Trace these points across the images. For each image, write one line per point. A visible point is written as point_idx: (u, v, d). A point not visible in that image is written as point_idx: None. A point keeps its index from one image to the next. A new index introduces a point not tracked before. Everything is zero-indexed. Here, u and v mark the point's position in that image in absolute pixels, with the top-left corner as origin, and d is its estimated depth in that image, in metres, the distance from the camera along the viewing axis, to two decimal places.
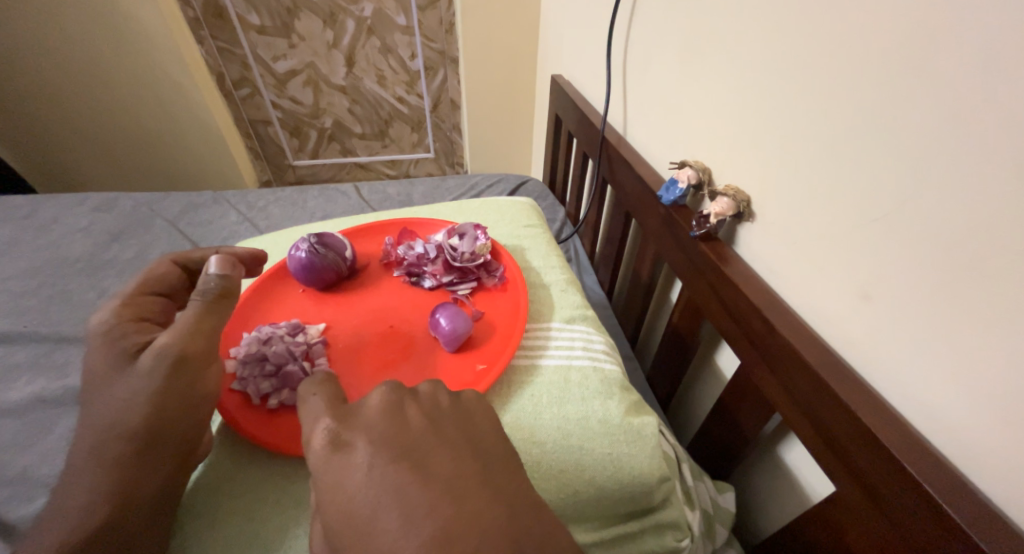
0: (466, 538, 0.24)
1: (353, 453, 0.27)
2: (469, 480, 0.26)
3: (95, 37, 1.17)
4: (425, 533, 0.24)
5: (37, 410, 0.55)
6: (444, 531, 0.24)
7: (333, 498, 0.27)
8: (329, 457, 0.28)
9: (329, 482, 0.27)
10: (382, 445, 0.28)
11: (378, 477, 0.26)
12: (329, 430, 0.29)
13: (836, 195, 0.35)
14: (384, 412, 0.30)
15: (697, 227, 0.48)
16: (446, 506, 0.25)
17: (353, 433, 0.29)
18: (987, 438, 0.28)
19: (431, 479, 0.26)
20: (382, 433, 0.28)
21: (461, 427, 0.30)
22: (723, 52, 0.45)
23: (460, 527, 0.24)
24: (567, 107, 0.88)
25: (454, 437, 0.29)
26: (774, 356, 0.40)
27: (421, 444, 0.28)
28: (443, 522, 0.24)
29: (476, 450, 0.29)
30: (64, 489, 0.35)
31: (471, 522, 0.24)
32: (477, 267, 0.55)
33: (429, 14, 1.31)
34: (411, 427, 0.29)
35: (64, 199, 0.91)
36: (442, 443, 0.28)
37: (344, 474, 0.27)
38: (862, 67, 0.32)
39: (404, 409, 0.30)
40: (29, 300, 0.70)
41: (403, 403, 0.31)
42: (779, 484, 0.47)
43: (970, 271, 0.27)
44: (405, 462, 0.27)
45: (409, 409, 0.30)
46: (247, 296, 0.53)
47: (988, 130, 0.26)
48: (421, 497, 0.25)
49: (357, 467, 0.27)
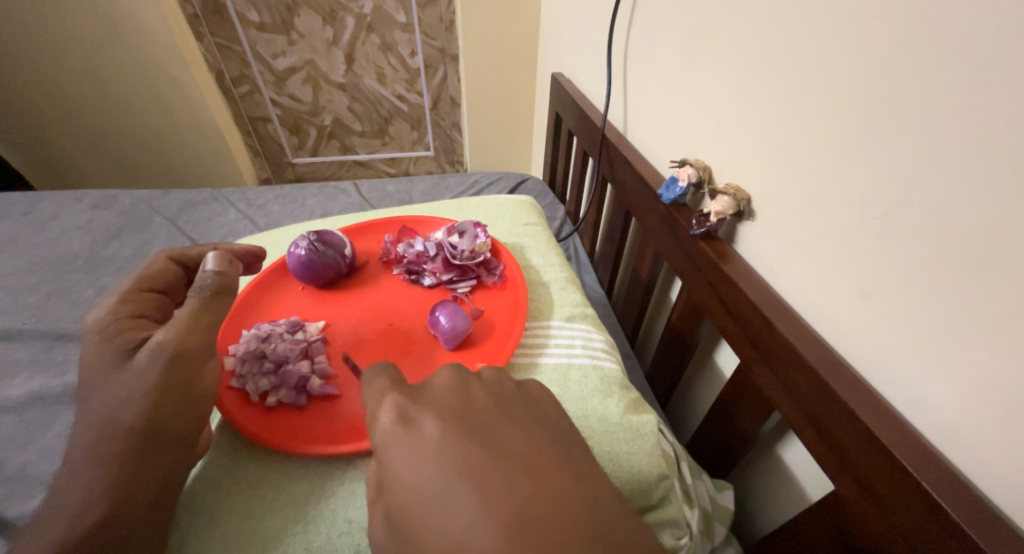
0: (541, 513, 0.24)
1: (425, 428, 0.28)
2: (542, 459, 0.27)
3: (93, 33, 1.17)
4: (499, 507, 0.24)
5: (36, 407, 0.55)
6: (519, 506, 0.24)
7: (400, 472, 0.27)
8: (397, 433, 0.28)
9: (397, 456, 0.27)
10: (454, 423, 0.28)
11: (452, 451, 0.26)
12: (399, 406, 0.30)
13: (836, 194, 0.35)
14: (451, 393, 0.31)
15: (697, 226, 0.48)
16: (521, 482, 0.25)
17: (421, 411, 0.29)
18: (987, 437, 0.28)
19: (504, 456, 0.26)
20: (453, 412, 0.29)
21: (525, 409, 0.31)
22: (724, 50, 0.45)
23: (535, 503, 0.24)
24: (567, 105, 0.87)
25: (521, 418, 0.30)
26: (773, 355, 0.40)
27: (490, 424, 0.29)
28: (517, 497, 0.24)
29: (544, 433, 0.29)
30: (60, 487, 0.35)
31: (545, 499, 0.24)
32: (476, 266, 0.55)
33: (429, 11, 1.30)
34: (479, 408, 0.30)
35: (63, 196, 0.90)
36: (509, 424, 0.29)
37: (414, 447, 0.27)
38: (863, 67, 0.32)
39: (470, 392, 0.31)
40: (28, 297, 0.70)
41: (469, 386, 0.31)
42: (779, 482, 0.47)
43: (969, 270, 0.27)
44: (477, 439, 0.27)
45: (475, 391, 0.31)
46: (247, 294, 0.53)
47: (989, 131, 0.26)
48: (495, 472, 0.25)
49: (429, 441, 0.27)
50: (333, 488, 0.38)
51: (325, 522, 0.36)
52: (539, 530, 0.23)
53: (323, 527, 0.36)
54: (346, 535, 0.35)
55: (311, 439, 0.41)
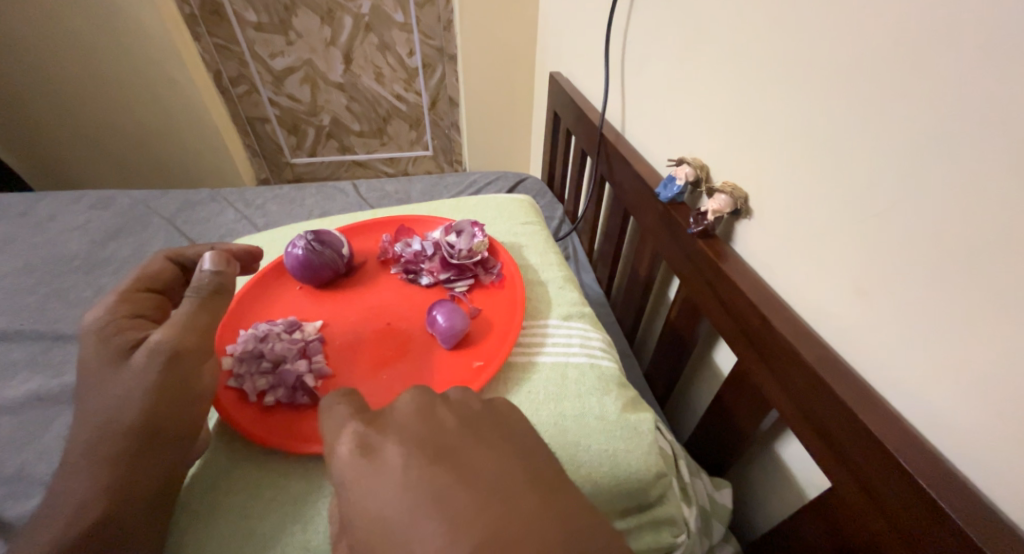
0: (511, 536, 0.23)
1: (387, 456, 0.27)
2: (511, 479, 0.26)
3: (91, 34, 1.16)
4: (467, 535, 0.23)
5: (34, 408, 0.55)
6: (488, 530, 0.23)
7: (365, 507, 0.26)
8: (359, 465, 0.27)
9: (360, 490, 0.26)
10: (416, 448, 0.27)
11: (415, 479, 0.26)
12: (358, 435, 0.29)
13: (833, 193, 0.35)
14: (413, 415, 0.30)
15: (694, 225, 0.48)
16: (488, 505, 0.24)
17: (383, 438, 0.28)
18: (984, 434, 0.28)
19: (469, 478, 0.26)
20: (416, 437, 0.28)
21: (493, 424, 0.30)
22: (721, 48, 0.45)
23: (505, 526, 0.23)
24: (565, 105, 0.87)
25: (487, 436, 0.29)
26: (770, 353, 0.40)
27: (456, 446, 0.28)
28: (484, 522, 0.23)
29: (513, 448, 0.28)
30: (58, 487, 0.35)
31: (513, 521, 0.23)
32: (474, 265, 0.55)
33: (427, 11, 1.30)
34: (445, 430, 0.29)
35: (62, 196, 0.90)
36: (476, 444, 0.28)
37: (375, 479, 0.26)
38: (859, 65, 0.32)
39: (436, 412, 0.30)
40: (26, 298, 0.70)
41: (433, 406, 0.31)
42: (777, 480, 0.47)
43: (965, 268, 0.27)
44: (441, 463, 0.26)
45: (439, 410, 0.30)
46: (244, 294, 0.53)
47: (984, 129, 0.26)
48: (461, 497, 0.24)
49: (392, 470, 0.26)
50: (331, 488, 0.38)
51: (323, 521, 0.36)
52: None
53: (321, 527, 0.36)
54: None
55: (309, 439, 0.41)
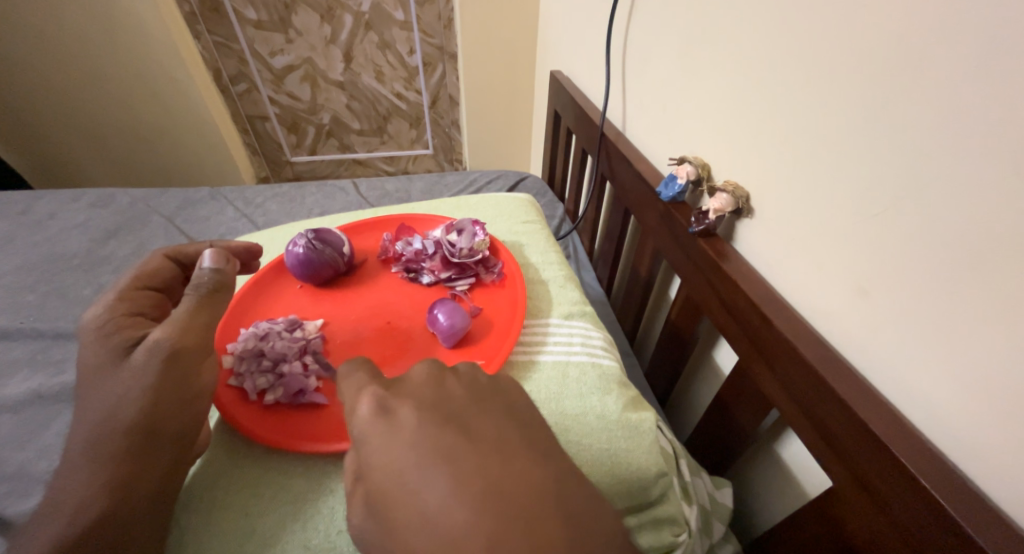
0: (513, 492, 0.24)
1: (401, 416, 0.28)
2: (514, 445, 0.26)
3: (90, 31, 1.16)
4: (471, 490, 0.23)
5: (35, 407, 0.55)
6: (491, 486, 0.24)
7: (376, 462, 0.26)
8: (374, 422, 0.28)
9: (373, 446, 0.27)
10: (428, 411, 0.28)
11: (427, 437, 0.26)
12: (376, 397, 0.29)
13: (835, 191, 0.35)
14: (426, 383, 0.30)
15: (696, 224, 0.48)
16: (492, 465, 0.25)
17: (398, 400, 0.29)
18: (986, 434, 0.28)
19: (478, 441, 0.26)
20: (429, 401, 0.29)
21: (501, 397, 0.30)
22: (723, 47, 0.45)
23: (506, 483, 0.24)
24: (566, 103, 0.87)
25: (496, 406, 0.29)
26: (771, 352, 0.40)
27: (465, 412, 0.28)
28: (489, 480, 0.24)
29: (520, 420, 0.29)
30: (58, 485, 0.35)
31: (515, 480, 0.24)
32: (475, 263, 0.55)
33: (428, 9, 1.30)
34: (455, 397, 0.29)
35: (62, 194, 0.90)
36: (485, 411, 0.29)
37: (390, 436, 0.27)
38: (862, 63, 0.32)
39: (446, 382, 0.31)
40: (26, 296, 0.70)
41: (444, 377, 0.31)
42: (778, 479, 0.47)
43: (968, 267, 0.27)
44: (452, 426, 0.27)
45: (451, 381, 0.31)
46: (245, 292, 0.53)
47: (988, 127, 0.26)
48: (470, 457, 0.25)
49: (405, 430, 0.27)
50: (332, 486, 0.38)
51: (323, 520, 0.36)
52: (511, 515, 0.23)
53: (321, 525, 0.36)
54: (344, 532, 0.35)
55: (310, 437, 0.41)
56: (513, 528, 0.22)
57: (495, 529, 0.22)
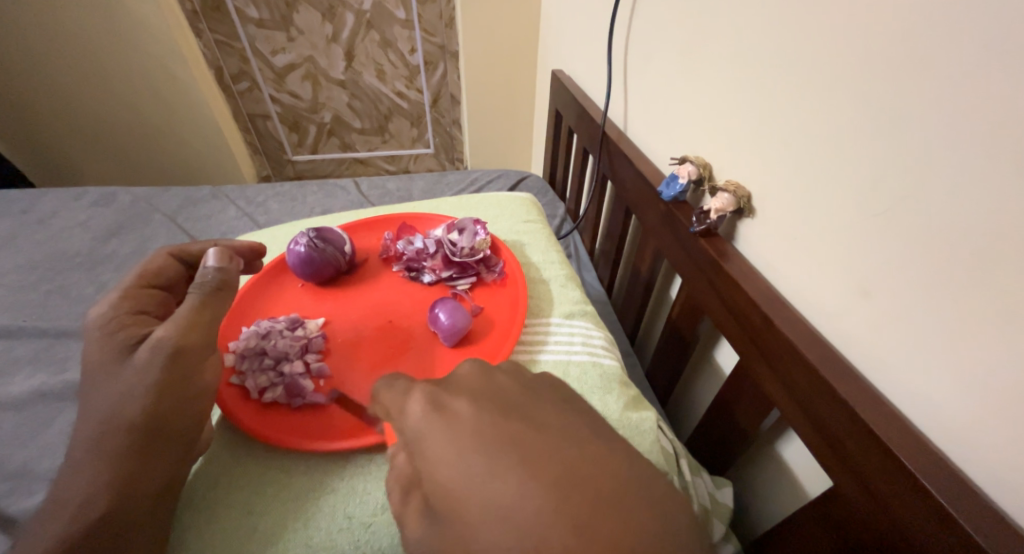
0: (590, 475, 0.23)
1: (459, 410, 0.27)
2: (583, 431, 0.26)
3: (91, 29, 1.16)
4: (548, 476, 0.23)
5: (37, 405, 0.55)
6: (569, 473, 0.23)
7: (438, 458, 0.25)
8: (430, 419, 0.27)
9: (433, 443, 0.26)
10: (486, 404, 0.28)
11: (491, 428, 0.26)
12: (427, 395, 0.29)
13: (834, 193, 0.35)
14: (474, 377, 0.30)
15: (697, 223, 0.48)
16: (562, 450, 0.24)
17: (451, 396, 0.29)
18: (989, 436, 0.28)
19: (543, 429, 0.26)
20: (483, 395, 0.28)
21: (551, 388, 0.30)
22: (725, 47, 0.45)
23: (582, 468, 0.23)
24: (567, 102, 0.87)
25: (551, 396, 0.29)
26: (773, 353, 0.40)
27: (522, 404, 0.28)
28: (564, 465, 0.23)
29: (578, 410, 0.28)
30: (61, 483, 0.35)
31: (590, 463, 0.24)
32: (476, 262, 0.55)
33: (429, 7, 1.29)
34: (507, 390, 0.29)
35: (63, 193, 0.90)
36: (541, 403, 0.28)
37: (450, 430, 0.26)
38: (863, 64, 0.32)
39: (495, 376, 0.30)
40: (28, 295, 0.70)
41: (492, 371, 0.31)
42: (778, 478, 0.47)
43: (971, 268, 0.27)
44: (515, 416, 0.27)
45: (499, 374, 0.30)
46: (247, 290, 0.53)
47: (991, 129, 0.25)
48: (539, 444, 0.25)
49: (466, 423, 0.26)
50: (333, 484, 0.38)
51: (324, 518, 0.36)
52: (594, 499, 0.22)
53: (323, 523, 0.36)
54: (346, 530, 0.35)
55: (310, 436, 0.41)
56: (602, 519, 0.21)
57: (582, 517, 0.21)
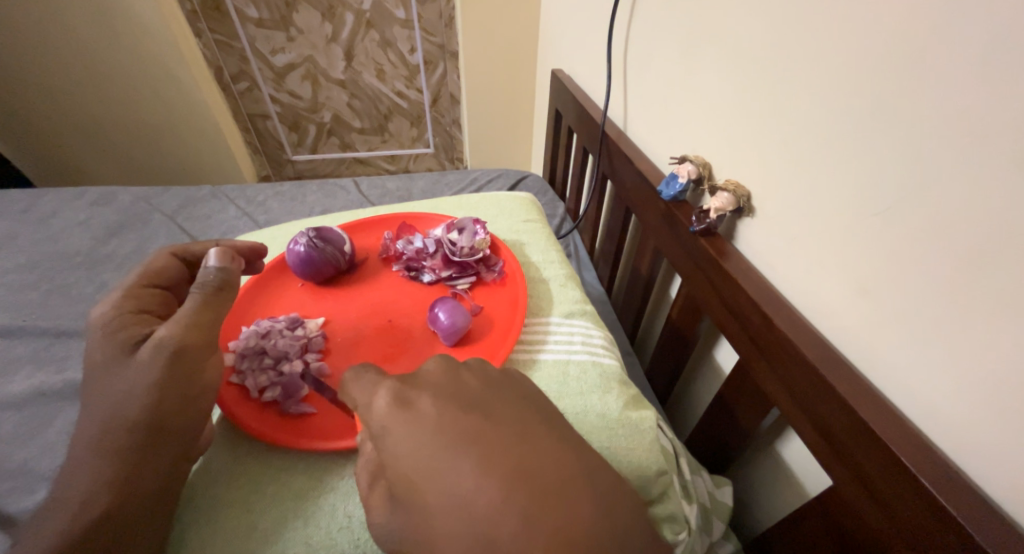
0: (542, 474, 0.25)
1: (422, 406, 0.28)
2: (539, 428, 0.27)
3: (90, 29, 1.16)
4: (501, 474, 0.24)
5: (38, 403, 0.55)
6: (522, 471, 0.24)
7: (400, 453, 0.26)
8: (394, 413, 0.28)
9: (395, 438, 0.27)
10: (448, 401, 0.28)
11: (450, 426, 0.27)
12: (393, 390, 0.29)
13: (832, 193, 0.35)
14: (441, 373, 0.31)
15: (697, 222, 0.48)
16: (517, 449, 0.26)
17: (416, 391, 0.29)
18: (988, 435, 0.28)
19: (502, 427, 0.27)
20: (446, 390, 0.29)
21: (515, 385, 0.31)
22: (725, 45, 0.45)
23: (535, 467, 0.25)
24: (567, 101, 0.87)
25: (513, 394, 0.30)
26: (772, 352, 0.40)
27: (483, 400, 0.29)
28: (517, 464, 0.25)
29: (536, 407, 0.29)
30: (62, 482, 0.35)
31: (540, 462, 0.25)
32: (476, 262, 0.55)
33: (429, 7, 1.29)
34: (470, 385, 0.30)
35: (63, 193, 0.90)
36: (503, 399, 0.29)
37: (412, 427, 0.27)
38: (862, 64, 0.32)
39: (460, 371, 0.31)
40: (28, 294, 0.70)
41: (458, 370, 0.31)
42: (778, 477, 0.48)
43: (970, 266, 0.27)
44: (474, 413, 0.28)
45: (464, 372, 0.31)
46: (247, 290, 0.53)
47: (991, 127, 0.25)
48: (496, 442, 0.26)
49: (427, 419, 0.27)
50: (333, 484, 0.38)
51: (324, 518, 0.36)
52: (543, 495, 0.24)
53: (322, 522, 0.36)
54: (345, 529, 0.35)
55: (311, 435, 0.41)
56: (547, 514, 0.23)
57: (529, 513, 0.23)
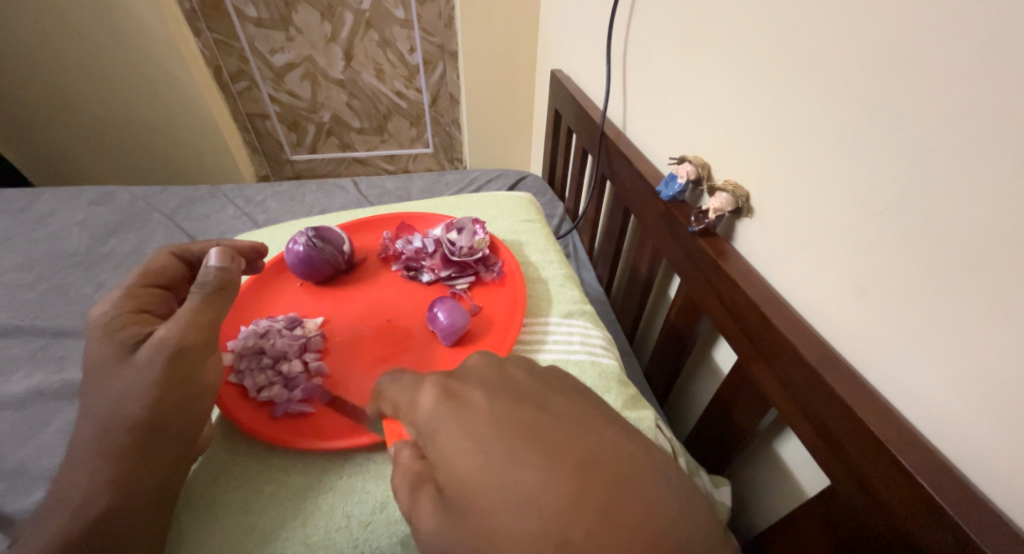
0: (609, 463, 0.24)
1: (472, 401, 0.28)
2: (597, 418, 0.26)
3: (88, 28, 1.16)
4: (565, 463, 0.23)
5: (35, 404, 0.55)
6: (587, 460, 0.24)
7: (453, 452, 0.26)
8: (442, 408, 0.28)
9: (446, 433, 0.26)
10: (498, 394, 0.28)
11: (504, 419, 0.26)
12: (440, 385, 0.29)
13: (831, 194, 0.35)
14: (486, 369, 0.30)
15: (695, 223, 0.48)
16: (577, 438, 0.25)
17: (463, 387, 0.29)
18: (986, 434, 0.28)
19: (559, 417, 0.26)
20: (493, 384, 0.29)
21: (563, 380, 0.30)
22: (724, 47, 0.45)
23: (599, 455, 0.24)
24: (566, 102, 0.87)
25: (563, 387, 0.29)
26: (770, 352, 0.40)
27: (533, 393, 0.28)
28: (581, 452, 0.24)
29: (586, 398, 0.28)
30: (62, 481, 0.35)
31: (605, 450, 0.24)
32: (475, 262, 0.55)
33: (428, 7, 1.29)
34: (516, 380, 0.29)
35: (61, 192, 0.90)
36: (554, 392, 0.28)
37: (464, 421, 0.26)
38: (861, 65, 0.32)
39: (505, 367, 0.30)
40: (26, 294, 0.70)
41: (503, 364, 0.31)
42: (775, 477, 0.48)
43: (966, 265, 0.27)
44: (527, 405, 0.27)
45: (509, 367, 0.30)
46: (245, 289, 0.53)
47: (990, 127, 0.25)
48: (553, 432, 0.25)
49: (480, 413, 0.27)
50: (331, 483, 0.38)
51: (322, 517, 0.36)
52: (611, 483, 0.23)
53: (321, 522, 0.36)
54: (343, 529, 0.35)
55: (309, 435, 0.41)
56: (620, 503, 0.22)
57: (601, 502, 0.22)
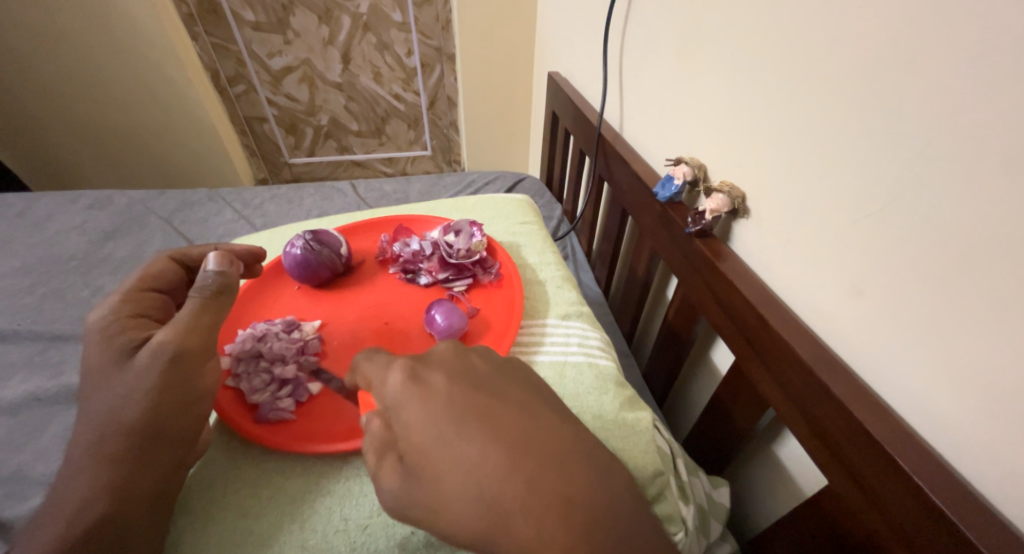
0: (544, 446, 0.27)
1: (434, 383, 0.29)
2: (540, 407, 0.29)
3: (87, 32, 1.16)
4: (508, 447, 0.26)
5: (32, 409, 0.55)
6: (526, 443, 0.27)
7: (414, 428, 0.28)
8: (407, 389, 0.29)
9: (410, 410, 0.28)
10: (459, 379, 0.30)
11: (462, 401, 0.28)
12: (407, 367, 0.30)
13: (826, 197, 0.35)
14: (453, 356, 0.32)
15: (692, 224, 0.48)
16: (522, 423, 0.28)
17: (429, 370, 0.30)
18: (979, 431, 0.28)
19: (508, 404, 0.29)
20: (456, 371, 0.31)
21: (521, 372, 0.32)
22: (720, 50, 0.45)
23: (537, 439, 0.27)
24: (564, 104, 0.87)
25: (518, 378, 0.32)
26: (766, 352, 0.40)
27: (490, 380, 0.30)
28: (521, 436, 0.27)
29: (537, 389, 0.31)
30: (60, 486, 0.35)
31: (543, 436, 0.27)
32: (473, 264, 0.55)
33: (425, 10, 1.30)
34: (478, 368, 0.31)
35: (59, 197, 0.90)
36: (509, 381, 0.31)
37: (426, 401, 0.28)
38: (853, 71, 0.32)
39: (469, 355, 0.32)
40: (24, 298, 0.70)
41: (468, 353, 0.32)
42: (773, 476, 0.48)
43: (959, 265, 0.28)
44: (481, 391, 0.29)
45: (472, 356, 0.32)
46: (243, 293, 0.53)
47: (981, 130, 0.26)
48: (502, 417, 0.28)
49: (440, 394, 0.29)
50: (329, 487, 0.38)
51: (321, 520, 0.36)
52: (545, 462, 0.26)
53: (319, 525, 0.36)
54: (341, 533, 0.35)
55: (306, 437, 0.41)
56: (549, 478, 0.25)
57: (533, 477, 0.25)
